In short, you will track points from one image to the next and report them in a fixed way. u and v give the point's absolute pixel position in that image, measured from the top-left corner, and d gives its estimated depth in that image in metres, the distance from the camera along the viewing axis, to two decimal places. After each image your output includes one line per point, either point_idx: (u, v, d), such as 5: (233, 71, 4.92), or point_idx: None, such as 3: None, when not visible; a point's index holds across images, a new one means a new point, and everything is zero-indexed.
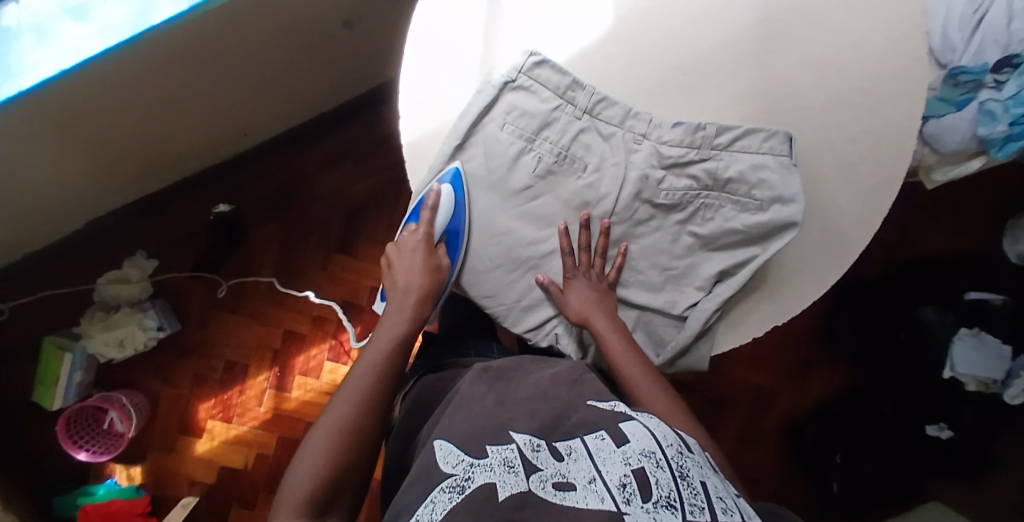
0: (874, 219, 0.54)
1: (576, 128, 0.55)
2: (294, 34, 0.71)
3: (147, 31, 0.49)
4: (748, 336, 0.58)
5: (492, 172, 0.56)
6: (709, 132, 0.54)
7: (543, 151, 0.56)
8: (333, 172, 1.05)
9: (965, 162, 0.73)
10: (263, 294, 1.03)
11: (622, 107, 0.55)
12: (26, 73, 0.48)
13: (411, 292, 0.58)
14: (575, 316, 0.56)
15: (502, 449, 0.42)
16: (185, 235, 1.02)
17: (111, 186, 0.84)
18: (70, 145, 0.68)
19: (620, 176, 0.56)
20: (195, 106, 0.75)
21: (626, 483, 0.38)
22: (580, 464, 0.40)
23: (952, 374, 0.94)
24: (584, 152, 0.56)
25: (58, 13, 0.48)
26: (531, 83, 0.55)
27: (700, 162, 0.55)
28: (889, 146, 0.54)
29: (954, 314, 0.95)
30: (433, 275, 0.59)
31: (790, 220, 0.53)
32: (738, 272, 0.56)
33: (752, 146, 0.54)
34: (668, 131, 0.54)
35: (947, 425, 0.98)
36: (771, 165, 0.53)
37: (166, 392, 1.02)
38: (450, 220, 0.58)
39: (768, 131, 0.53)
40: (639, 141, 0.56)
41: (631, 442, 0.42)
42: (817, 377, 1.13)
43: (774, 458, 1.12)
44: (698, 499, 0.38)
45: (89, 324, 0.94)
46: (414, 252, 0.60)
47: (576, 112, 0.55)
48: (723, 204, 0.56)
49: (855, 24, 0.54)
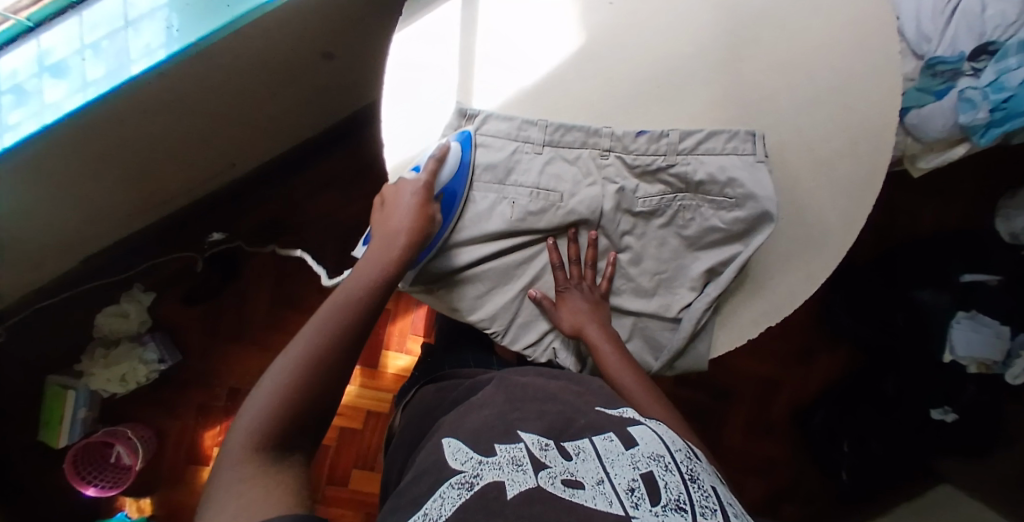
0: (858, 213, 0.55)
1: (540, 161, 0.56)
2: (274, 68, 0.72)
3: (127, 82, 0.50)
4: (745, 332, 0.58)
5: (472, 216, 0.56)
6: (672, 138, 0.55)
7: (515, 187, 0.56)
8: (323, 196, 1.05)
9: (951, 148, 0.73)
10: (262, 320, 1.04)
11: (581, 130, 0.56)
12: (8, 132, 0.49)
13: (400, 235, 0.52)
14: (569, 329, 0.56)
15: (511, 448, 0.42)
16: (180, 267, 1.03)
17: (105, 224, 0.84)
18: (63, 192, 0.69)
19: (597, 193, 0.56)
20: (181, 146, 0.75)
21: (635, 487, 0.38)
22: (588, 465, 0.40)
23: (952, 357, 0.92)
24: (555, 177, 0.56)
25: (35, 71, 0.49)
26: (483, 139, 0.56)
27: (669, 168, 0.56)
28: (866, 142, 0.54)
29: (950, 294, 0.95)
30: (424, 223, 0.53)
31: (765, 214, 0.53)
32: (725, 269, 0.56)
33: (717, 146, 0.55)
34: (632, 141, 0.55)
35: (950, 408, 0.96)
36: (737, 164, 0.54)
37: (172, 423, 1.02)
38: (450, 179, 0.54)
39: (730, 132, 0.54)
40: (606, 156, 0.56)
41: (640, 446, 0.42)
42: (818, 368, 1.13)
43: (783, 451, 1.12)
44: (709, 503, 0.38)
45: (90, 360, 0.96)
46: (409, 197, 0.53)
47: (536, 145, 0.56)
48: (700, 205, 0.57)
49: (822, 26, 0.55)
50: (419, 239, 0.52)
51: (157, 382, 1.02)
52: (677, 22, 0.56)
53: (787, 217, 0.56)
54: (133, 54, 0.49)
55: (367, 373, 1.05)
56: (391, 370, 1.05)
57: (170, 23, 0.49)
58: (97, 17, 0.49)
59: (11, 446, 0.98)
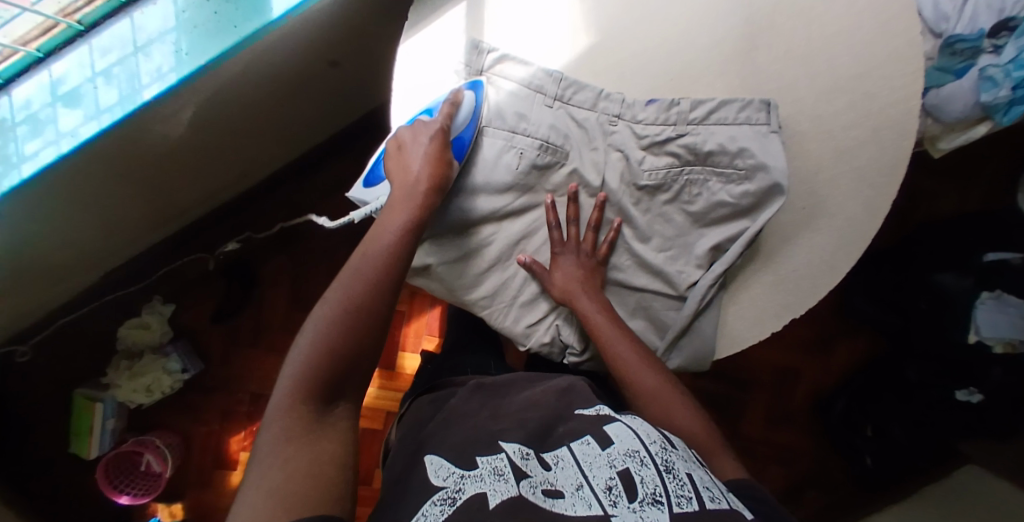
0: (882, 201, 0.53)
1: (550, 114, 0.55)
2: (279, 81, 0.71)
3: (141, 107, 0.50)
4: (759, 312, 0.57)
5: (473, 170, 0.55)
6: (683, 107, 0.54)
7: (522, 144, 0.55)
8: (336, 200, 1.06)
9: (974, 127, 0.71)
10: (281, 326, 1.06)
11: (593, 90, 0.55)
12: (26, 162, 0.49)
13: (418, 184, 0.51)
14: (558, 292, 0.56)
15: (492, 459, 0.43)
16: (198, 277, 1.03)
17: (123, 239, 0.85)
18: (80, 214, 0.70)
19: (602, 158, 0.56)
20: (193, 161, 0.76)
21: (612, 486, 0.41)
22: (568, 472, 0.42)
23: (977, 338, 0.90)
24: (563, 139, 0.55)
25: (48, 100, 0.49)
26: (497, 79, 0.55)
27: (678, 138, 0.55)
28: (889, 129, 0.53)
29: (973, 276, 0.92)
30: (443, 170, 0.52)
31: (774, 185, 0.52)
32: (731, 246, 0.55)
33: (728, 115, 0.54)
34: (642, 109, 0.55)
35: (976, 388, 0.93)
36: (748, 134, 0.53)
37: (197, 430, 1.04)
38: (466, 128, 0.54)
39: (743, 101, 0.53)
40: (614, 122, 0.56)
41: (616, 444, 0.44)
42: (840, 351, 1.13)
43: (806, 435, 1.13)
44: (683, 490, 0.41)
45: (116, 372, 0.97)
46: (426, 142, 0.52)
47: (546, 100, 0.55)
48: (707, 178, 0.55)
49: (843, 10, 0.53)
50: (440, 188, 0.51)
51: (183, 391, 1.04)
52: (693, 10, 0.55)
53: (808, 207, 0.55)
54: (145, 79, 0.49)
55: (385, 374, 1.06)
56: (408, 371, 1.06)
57: (178, 45, 0.49)
58: (107, 42, 0.49)
59: (43, 458, 1.00)
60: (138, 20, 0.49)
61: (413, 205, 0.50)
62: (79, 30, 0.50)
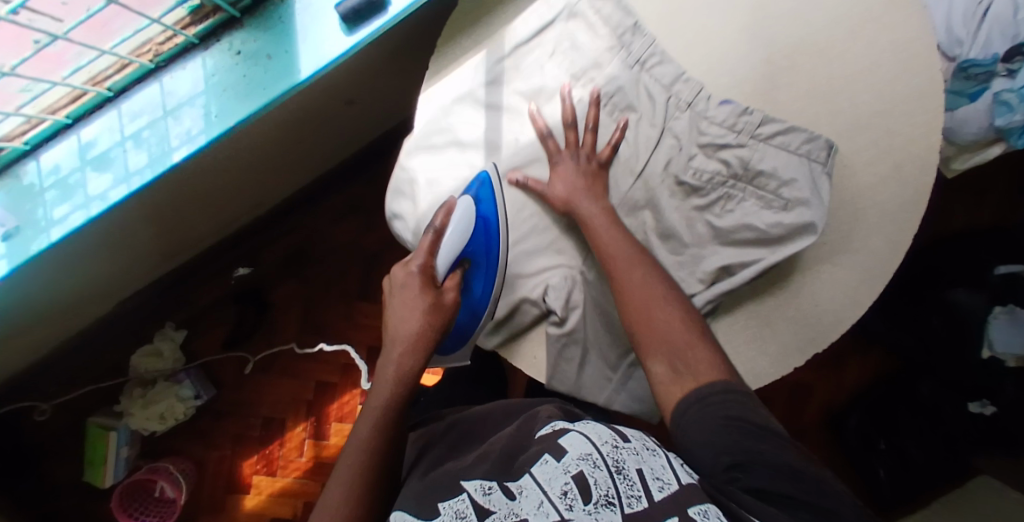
0: (906, 236, 0.53)
1: (625, 73, 0.57)
2: (295, 123, 0.71)
3: (172, 168, 0.50)
4: (783, 348, 0.55)
5: (523, 98, 0.59)
6: (753, 118, 0.54)
7: (586, 89, 0.58)
8: (347, 224, 1.06)
9: (987, 148, 0.72)
10: (292, 350, 1.06)
11: (675, 68, 0.56)
12: (54, 226, 0.49)
13: (406, 339, 0.53)
14: (558, 198, 0.55)
15: (453, 503, 0.44)
16: (210, 303, 1.03)
17: (136, 272, 0.85)
18: (98, 260, 0.70)
19: (659, 126, 0.57)
20: (208, 202, 0.76)
21: (568, 491, 0.39)
22: (528, 496, 0.40)
23: (991, 353, 0.92)
24: (626, 104, 0.58)
25: (77, 164, 0.50)
26: (592, 18, 0.58)
27: (735, 147, 0.54)
28: (911, 165, 0.53)
29: (986, 293, 0.94)
30: (435, 313, 0.54)
31: (808, 222, 0.51)
32: (742, 271, 0.54)
33: (790, 144, 0.53)
34: (714, 107, 0.55)
35: (989, 401, 0.94)
36: (800, 167, 0.53)
37: (209, 455, 1.04)
38: (466, 243, 0.56)
39: (809, 134, 0.53)
40: (683, 108, 0.56)
41: (569, 453, 0.43)
42: (851, 366, 1.14)
43: (821, 451, 1.13)
44: (634, 489, 0.39)
45: (129, 401, 0.97)
46: (412, 287, 0.54)
47: (627, 60, 0.57)
48: (745, 197, 0.55)
49: (863, 48, 0.54)
50: (435, 335, 0.54)
51: (195, 418, 1.04)
52: (711, 56, 0.56)
53: (829, 243, 0.55)
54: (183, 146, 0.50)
55: None
56: None
57: (208, 108, 0.49)
58: (137, 107, 0.50)
59: (54, 487, 0.99)
60: (168, 85, 0.50)
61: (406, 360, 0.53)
62: (108, 96, 0.50)
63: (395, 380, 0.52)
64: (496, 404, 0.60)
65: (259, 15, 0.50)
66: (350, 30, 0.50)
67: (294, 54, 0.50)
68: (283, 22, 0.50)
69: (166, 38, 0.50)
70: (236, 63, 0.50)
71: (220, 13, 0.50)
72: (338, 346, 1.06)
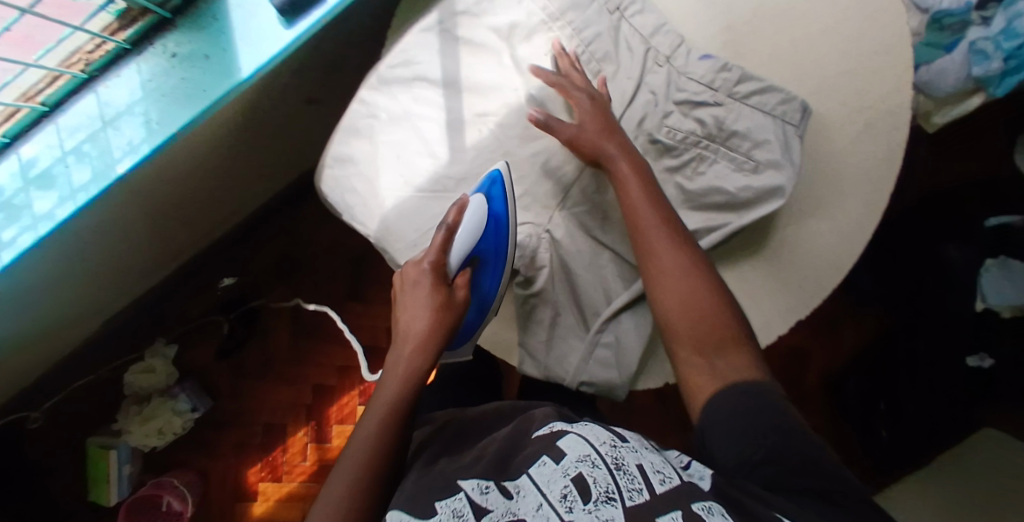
0: (881, 197, 0.52)
1: (607, 19, 0.57)
2: (256, 121, 0.69)
3: (118, 180, 0.48)
4: (762, 319, 0.54)
5: (501, 37, 0.57)
6: (731, 75, 0.53)
7: (562, 31, 0.56)
8: (332, 225, 1.05)
9: (967, 99, 0.71)
10: (286, 356, 1.05)
11: (655, 20, 0.56)
12: (3, 250, 0.47)
13: (417, 336, 0.50)
14: (585, 150, 0.53)
15: (449, 502, 0.40)
16: (200, 315, 1.03)
17: (115, 291, 0.84)
18: (71, 282, 0.70)
19: (636, 76, 0.56)
20: (178, 212, 0.75)
21: (568, 493, 0.37)
22: (527, 498, 0.39)
23: (986, 305, 0.92)
24: (602, 53, 0.57)
25: (19, 185, 0.48)
26: None
27: (711, 106, 0.54)
28: (883, 122, 0.52)
29: (977, 249, 0.93)
30: (445, 310, 0.51)
31: (776, 184, 0.51)
32: (709, 234, 0.54)
33: (765, 105, 0.52)
34: (695, 63, 0.55)
35: (988, 354, 0.93)
36: (774, 127, 0.52)
37: (213, 466, 1.04)
38: (478, 240, 0.55)
39: (785, 94, 0.52)
40: (662, 63, 0.56)
41: (567, 454, 0.41)
42: (847, 328, 1.15)
43: (819, 414, 1.16)
44: (635, 483, 0.37)
45: (127, 418, 0.97)
46: (424, 283, 0.51)
47: (608, 7, 0.57)
48: (717, 159, 0.54)
49: (824, 10, 0.53)
50: (446, 333, 0.51)
51: (196, 429, 1.04)
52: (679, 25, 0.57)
53: (805, 208, 0.54)
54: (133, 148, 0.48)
55: None
56: None
57: (148, 115, 0.48)
58: (74, 121, 0.48)
59: (60, 510, 1.00)
60: (103, 95, 0.48)
61: (408, 362, 0.50)
62: (43, 111, 0.48)
63: (404, 380, 0.49)
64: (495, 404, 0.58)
65: (190, 14, 0.48)
66: (290, 22, 0.48)
67: (232, 51, 0.48)
68: (218, 20, 0.48)
69: (94, 45, 0.47)
70: (173, 66, 0.48)
71: (148, 16, 0.47)
72: (332, 349, 1.06)
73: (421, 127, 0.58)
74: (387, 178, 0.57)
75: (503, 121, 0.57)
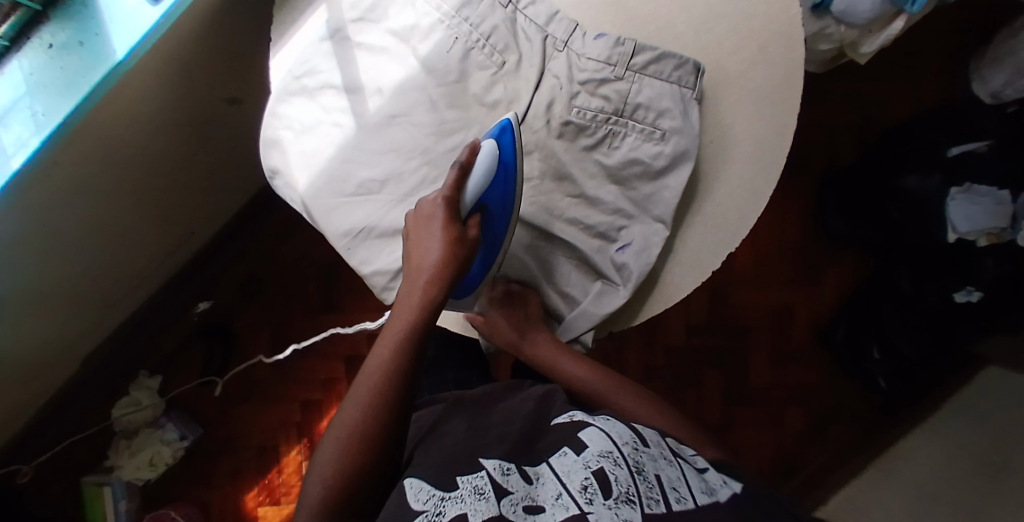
0: (787, 116, 0.53)
1: (499, 12, 0.55)
2: (184, 127, 0.69)
3: (11, 178, 0.43)
4: (696, 254, 0.54)
5: (397, 39, 0.55)
6: (626, 47, 0.53)
7: (461, 28, 0.54)
8: (297, 239, 1.06)
9: (889, 24, 0.71)
10: (269, 375, 1.06)
11: (547, 8, 0.55)
12: None
13: (426, 270, 0.47)
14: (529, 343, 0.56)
15: (472, 478, 0.40)
16: (179, 345, 1.04)
17: (83, 325, 0.84)
18: (35, 317, 0.70)
19: (540, 61, 0.55)
20: (127, 234, 0.76)
21: (587, 485, 0.39)
22: (546, 484, 0.41)
23: (957, 236, 0.89)
24: (503, 45, 0.55)
25: None
26: None
27: (614, 81, 0.53)
28: (775, 44, 0.53)
29: (939, 173, 0.92)
30: (457, 248, 0.48)
31: (684, 149, 0.52)
32: (633, 208, 0.54)
33: (663, 73, 0.53)
34: (590, 43, 0.54)
35: (975, 288, 0.90)
36: (676, 95, 0.53)
37: (212, 495, 1.04)
38: (488, 186, 0.50)
39: (679, 58, 0.52)
40: (560, 48, 0.55)
41: (589, 447, 0.43)
42: (830, 273, 1.10)
43: (816, 371, 1.10)
44: (653, 492, 0.39)
45: (117, 454, 0.98)
46: (435, 223, 0.48)
47: (501, 1, 0.55)
48: (628, 132, 0.53)
49: None
50: (457, 268, 0.48)
51: (188, 460, 1.05)
52: None
53: (716, 140, 0.54)
54: (53, 155, 0.51)
55: None
56: None
57: (35, 109, 0.43)
58: None
59: None
60: None
61: (415, 301, 0.47)
62: None
63: (414, 314, 0.47)
64: (494, 386, 0.56)
65: (64, 3, 0.43)
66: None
67: (106, 34, 0.43)
68: (87, 5, 0.43)
69: None
70: (51, 58, 0.43)
71: (19, 9, 0.42)
72: (314, 363, 1.06)
73: (327, 131, 0.55)
74: (303, 183, 0.55)
75: (413, 118, 0.54)
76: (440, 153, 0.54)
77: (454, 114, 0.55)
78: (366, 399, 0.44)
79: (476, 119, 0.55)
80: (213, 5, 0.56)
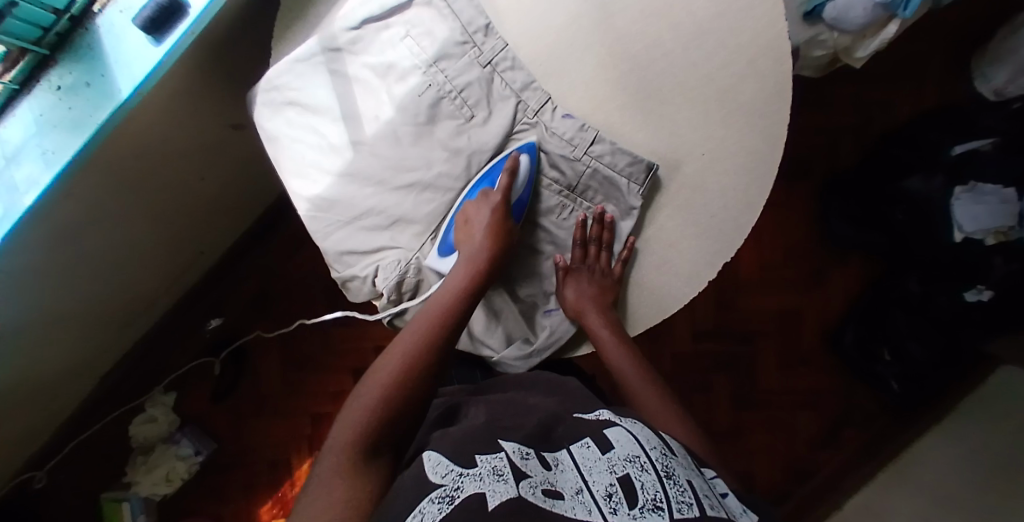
0: (778, 128, 0.54)
1: (475, 70, 0.55)
2: (195, 151, 0.72)
3: (25, 214, 0.45)
4: (685, 262, 0.56)
5: (381, 78, 0.56)
6: (587, 135, 0.55)
7: (435, 78, 0.55)
8: (302, 255, 1.08)
9: (884, 28, 0.71)
10: (280, 389, 1.08)
11: (524, 74, 0.55)
12: None
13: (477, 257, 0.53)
14: (570, 310, 0.56)
15: (491, 459, 0.40)
16: (191, 362, 1.06)
17: (99, 345, 0.86)
18: (49, 340, 0.72)
19: (507, 124, 0.56)
20: (138, 258, 0.78)
21: (612, 492, 0.39)
22: (567, 473, 0.41)
23: (964, 235, 0.91)
24: (474, 101, 0.56)
25: None
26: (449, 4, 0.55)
27: (571, 161, 0.56)
28: (764, 58, 0.53)
29: (941, 178, 0.93)
30: (502, 241, 0.53)
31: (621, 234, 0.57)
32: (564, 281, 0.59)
33: (616, 165, 0.55)
34: (556, 120, 0.55)
35: (984, 286, 0.91)
36: (620, 184, 0.55)
37: (227, 509, 1.06)
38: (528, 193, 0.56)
39: (632, 156, 0.54)
40: (531, 117, 0.56)
41: (616, 449, 0.43)
42: (836, 275, 1.09)
43: (825, 375, 1.09)
44: (684, 497, 0.39)
45: (134, 469, 1.01)
46: (487, 215, 0.53)
47: (480, 60, 0.55)
48: (576, 207, 0.58)
49: None
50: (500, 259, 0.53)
51: (202, 475, 1.06)
52: None
53: (709, 152, 0.55)
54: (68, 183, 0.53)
55: None
56: None
57: (45, 147, 0.45)
58: None
59: None
60: None
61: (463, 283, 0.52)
62: None
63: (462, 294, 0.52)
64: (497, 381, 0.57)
65: (70, 46, 0.45)
66: (157, 39, 0.45)
67: (111, 74, 0.45)
68: (92, 47, 0.45)
69: None
70: (59, 99, 0.45)
71: (27, 55, 0.44)
72: (322, 377, 1.08)
73: (315, 154, 0.57)
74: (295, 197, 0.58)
75: (374, 148, 0.56)
76: (396, 186, 0.56)
77: (416, 152, 0.56)
78: (410, 358, 0.47)
79: (437, 161, 0.56)
80: (213, 38, 0.58)
